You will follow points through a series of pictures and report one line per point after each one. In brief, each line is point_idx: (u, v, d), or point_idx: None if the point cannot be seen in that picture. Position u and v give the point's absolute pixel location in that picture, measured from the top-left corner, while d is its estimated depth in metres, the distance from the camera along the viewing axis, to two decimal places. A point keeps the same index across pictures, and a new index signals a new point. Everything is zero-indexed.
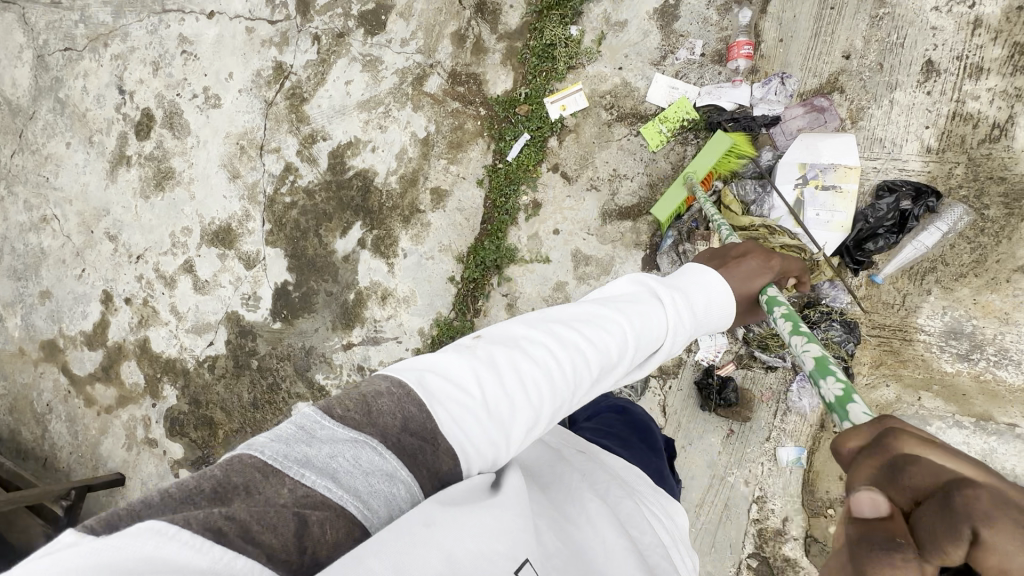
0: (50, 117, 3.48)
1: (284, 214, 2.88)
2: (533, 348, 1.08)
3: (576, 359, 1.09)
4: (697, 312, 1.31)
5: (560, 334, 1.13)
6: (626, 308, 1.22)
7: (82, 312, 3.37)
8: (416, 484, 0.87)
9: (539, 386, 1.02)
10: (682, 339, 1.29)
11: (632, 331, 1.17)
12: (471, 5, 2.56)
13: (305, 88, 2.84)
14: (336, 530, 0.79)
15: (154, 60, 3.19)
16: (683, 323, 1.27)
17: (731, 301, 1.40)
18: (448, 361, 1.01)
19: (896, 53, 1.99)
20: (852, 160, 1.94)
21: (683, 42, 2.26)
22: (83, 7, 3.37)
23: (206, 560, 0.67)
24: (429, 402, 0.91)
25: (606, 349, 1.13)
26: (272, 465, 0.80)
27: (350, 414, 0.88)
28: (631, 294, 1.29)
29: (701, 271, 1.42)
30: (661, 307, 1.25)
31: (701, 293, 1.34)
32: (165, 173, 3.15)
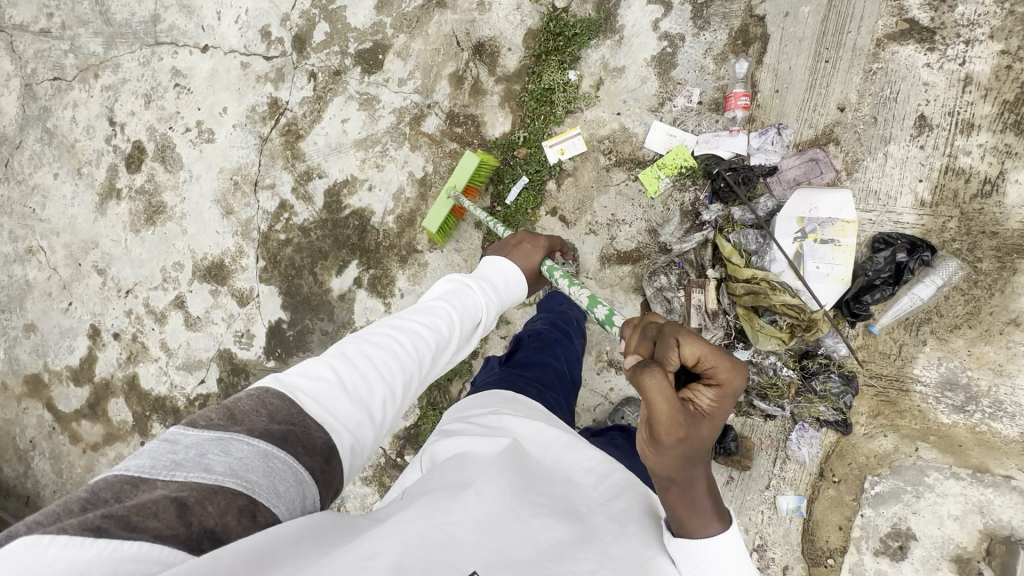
0: (37, 147, 3.42)
1: (278, 251, 2.85)
2: (377, 338, 1.29)
3: (416, 338, 1.33)
4: (501, 289, 1.68)
5: (399, 324, 1.36)
6: (451, 299, 1.49)
7: (68, 347, 3.29)
8: (293, 459, 0.97)
9: (389, 365, 1.24)
10: (493, 313, 1.60)
11: (455, 312, 1.45)
12: (469, 47, 2.57)
13: (301, 125, 2.82)
14: (221, 505, 0.85)
15: (146, 92, 3.15)
16: (490, 304, 1.60)
17: (521, 274, 1.78)
18: (299, 365, 1.18)
19: (890, 107, 2.02)
20: (848, 214, 1.95)
21: (680, 89, 2.28)
22: (73, 38, 3.33)
23: (91, 551, 0.70)
24: (289, 395, 1.07)
25: (438, 328, 1.39)
26: (143, 476, 0.86)
27: (213, 421, 0.97)
28: (449, 291, 1.55)
29: (493, 260, 1.78)
30: (476, 293, 1.57)
31: (501, 276, 1.72)
32: (156, 207, 3.10)
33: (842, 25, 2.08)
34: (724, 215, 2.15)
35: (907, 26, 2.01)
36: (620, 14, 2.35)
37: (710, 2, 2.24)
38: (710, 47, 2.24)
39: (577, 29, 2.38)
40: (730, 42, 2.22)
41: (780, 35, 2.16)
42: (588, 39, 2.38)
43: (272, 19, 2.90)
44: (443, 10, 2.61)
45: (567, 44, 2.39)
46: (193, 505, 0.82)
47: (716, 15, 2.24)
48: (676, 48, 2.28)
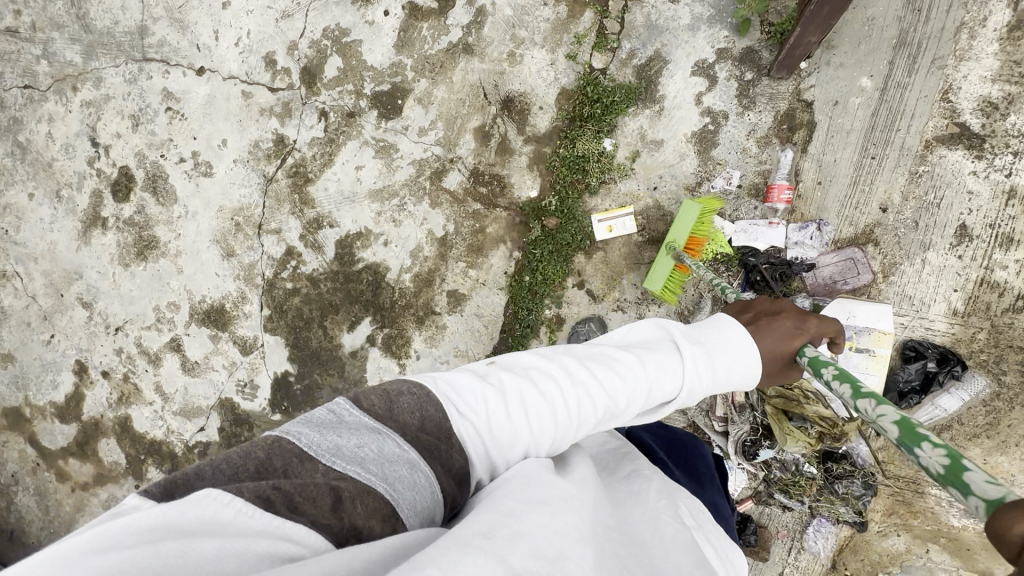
0: (6, 161, 3.09)
1: (284, 300, 2.70)
2: (542, 378, 1.08)
3: (580, 399, 1.05)
4: (718, 372, 1.12)
5: (574, 370, 1.10)
6: (646, 360, 1.11)
7: (52, 381, 3.10)
8: (433, 476, 0.93)
9: (542, 418, 1.02)
10: (696, 395, 1.14)
11: (642, 380, 1.08)
12: (497, 101, 2.42)
13: (310, 167, 2.64)
14: (369, 508, 0.84)
15: (133, 113, 2.88)
16: (701, 383, 1.12)
17: (757, 360, 1.15)
18: (457, 374, 1.08)
19: (932, 212, 2.00)
20: (886, 325, 1.98)
21: (720, 170, 2.19)
22: (45, 42, 2.99)
23: (259, 522, 0.74)
24: (444, 404, 1.00)
25: (615, 395, 1.07)
26: (309, 453, 0.89)
27: (374, 406, 0.97)
28: (647, 342, 1.18)
29: (726, 322, 1.20)
30: (680, 363, 1.11)
31: (725, 357, 1.13)
32: (148, 241, 2.89)
33: (891, 122, 2.03)
34: None
35: (957, 130, 1.97)
36: (661, 84, 2.24)
37: (757, 80, 2.15)
38: (754, 128, 2.15)
39: (615, 96, 2.25)
40: (776, 126, 2.13)
41: (828, 125, 2.09)
42: (626, 107, 2.26)
43: (278, 46, 2.66)
44: (470, 57, 2.43)
45: (604, 111, 2.26)
46: (347, 502, 0.83)
47: (763, 95, 2.14)
48: (719, 126, 2.19)
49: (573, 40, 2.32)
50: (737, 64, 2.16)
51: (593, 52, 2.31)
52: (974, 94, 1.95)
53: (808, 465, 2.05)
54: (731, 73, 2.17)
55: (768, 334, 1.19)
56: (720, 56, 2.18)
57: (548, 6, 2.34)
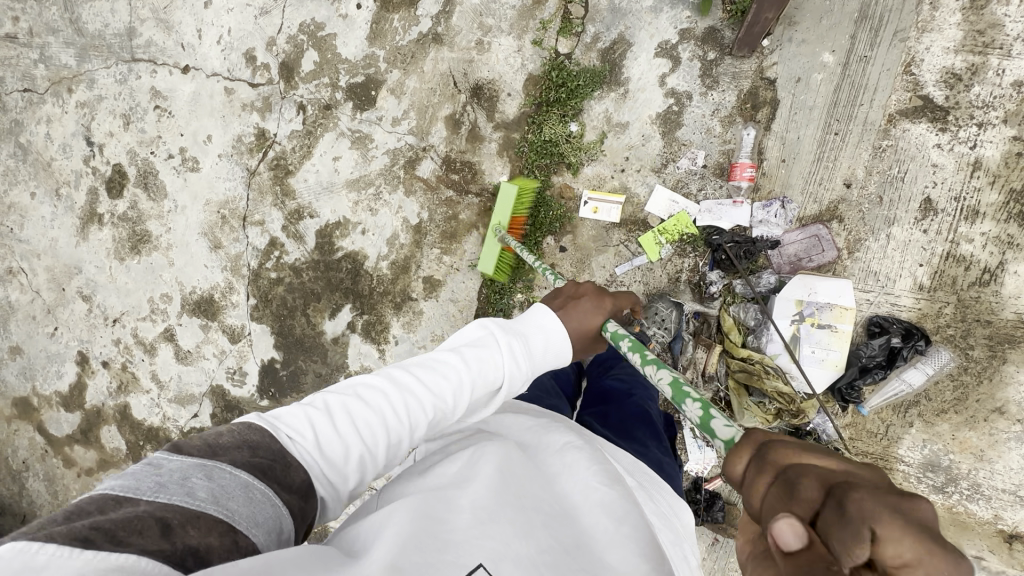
0: (10, 162, 3.24)
1: (269, 290, 2.79)
2: (374, 392, 1.16)
3: (409, 403, 1.16)
4: (535, 356, 1.26)
5: (400, 380, 1.20)
6: (465, 356, 1.23)
7: (56, 372, 3.25)
8: (272, 493, 0.93)
9: (372, 428, 1.11)
10: (521, 380, 1.25)
11: (464, 376, 1.19)
12: (467, 89, 2.46)
13: (290, 160, 2.71)
14: (203, 529, 0.82)
15: (124, 112, 2.99)
16: (520, 369, 1.24)
17: (570, 336, 1.31)
18: (299, 403, 1.13)
19: (896, 187, 1.99)
20: (846, 301, 1.98)
21: (685, 151, 2.20)
22: (42, 46, 3.11)
23: (79, 559, 0.68)
24: (274, 433, 1.03)
25: (439, 393, 1.18)
26: (126, 495, 0.83)
27: (200, 447, 0.95)
28: (473, 340, 1.27)
29: (539, 310, 1.35)
30: (497, 354, 1.23)
31: (540, 339, 1.28)
32: (141, 236, 3.00)
33: (855, 96, 2.01)
34: (725, 285, 2.14)
35: (920, 103, 1.96)
36: (626, 66, 2.25)
37: (719, 59, 2.15)
38: (718, 108, 2.15)
39: (580, 80, 2.27)
40: (739, 105, 2.13)
41: (791, 102, 2.08)
42: (591, 91, 2.28)
43: (257, 42, 2.73)
44: (440, 46, 2.47)
45: (569, 96, 2.29)
46: (176, 528, 0.80)
47: (726, 75, 2.14)
48: (682, 107, 2.19)
49: (539, 26, 2.34)
50: (700, 43, 2.16)
51: (558, 37, 2.33)
52: (938, 66, 1.93)
53: None
54: (694, 53, 2.17)
55: (574, 316, 1.35)
56: (683, 37, 2.18)
57: None
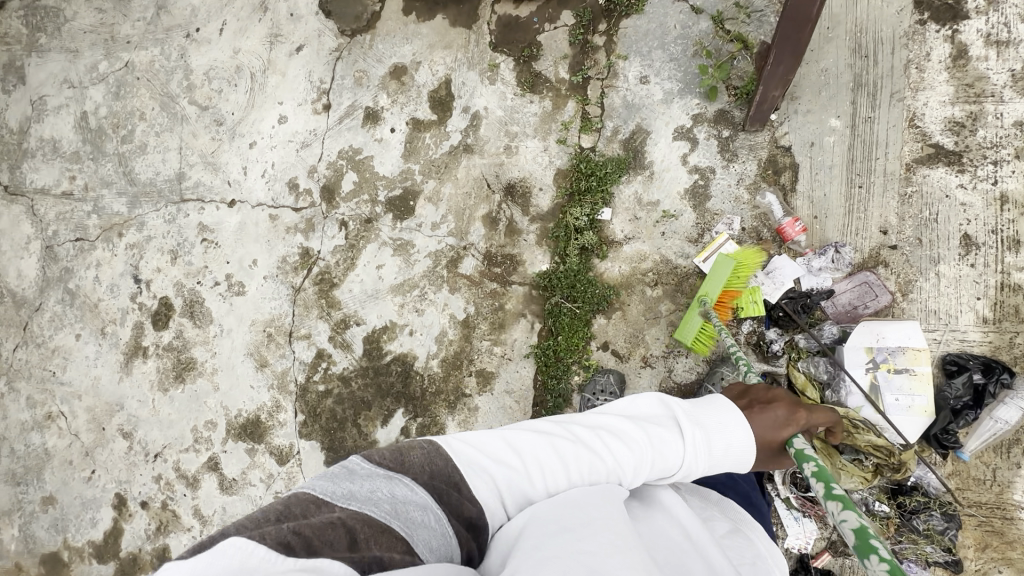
0: (58, 308, 3.35)
1: (318, 404, 2.75)
2: (562, 445, 1.27)
3: (592, 459, 1.25)
4: (714, 454, 1.32)
5: (587, 436, 1.31)
6: (651, 434, 1.32)
7: (90, 519, 3.09)
8: (445, 518, 1.10)
9: (555, 467, 1.23)
10: (697, 469, 1.32)
11: (645, 444, 1.30)
12: (500, 189, 2.63)
13: (335, 273, 2.81)
14: (384, 544, 1.00)
15: (172, 248, 3.15)
16: (698, 463, 1.32)
17: (752, 444, 1.35)
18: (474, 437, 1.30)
19: (932, 228, 2.07)
20: (917, 342, 1.97)
21: (719, 219, 2.31)
22: (96, 199, 3.37)
23: (283, 565, 0.89)
24: (457, 464, 1.21)
25: (620, 460, 1.26)
26: (324, 498, 1.07)
27: (389, 462, 1.18)
28: (651, 415, 1.39)
29: (720, 403, 1.42)
30: (681, 444, 1.31)
31: (721, 438, 1.34)
32: (186, 364, 3.02)
33: (869, 153, 2.16)
34: (788, 341, 2.13)
35: (933, 151, 2.10)
36: (647, 152, 2.44)
37: (734, 135, 2.33)
38: (742, 177, 2.30)
39: (607, 168, 2.44)
40: (761, 172, 2.28)
41: (810, 164, 2.23)
42: (619, 177, 2.44)
43: (299, 172, 2.97)
44: (471, 155, 2.69)
45: (599, 183, 2.44)
46: (362, 541, 0.98)
47: (743, 148, 2.31)
48: (708, 180, 2.34)
49: (561, 127, 2.57)
50: (713, 124, 2.36)
51: (580, 134, 2.55)
52: (939, 117, 2.10)
53: (879, 503, 1.92)
54: (710, 133, 2.36)
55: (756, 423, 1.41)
56: (696, 121, 2.39)
57: (534, 103, 2.63)
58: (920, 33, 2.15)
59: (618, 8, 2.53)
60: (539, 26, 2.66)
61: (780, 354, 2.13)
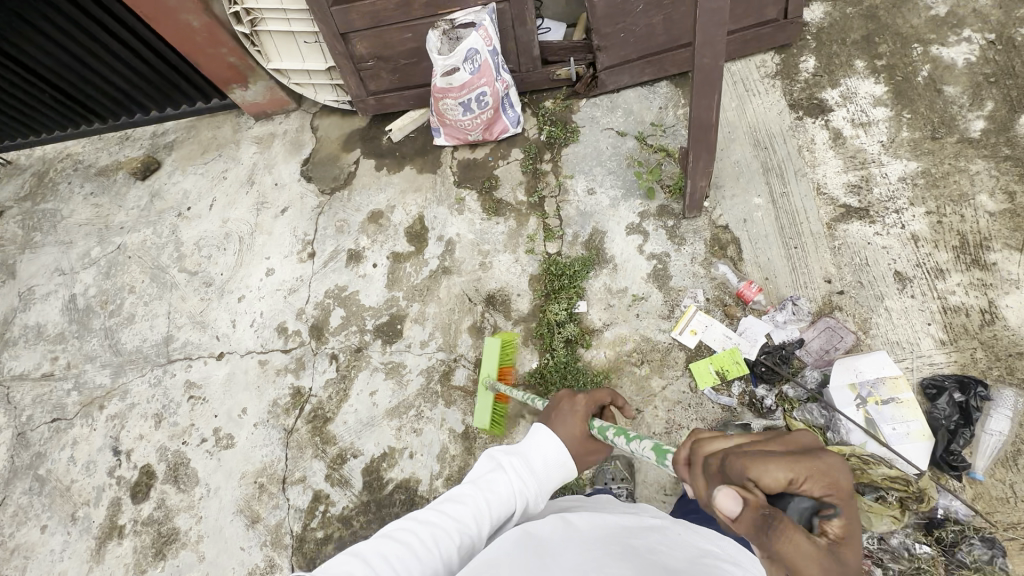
0: (23, 499, 3.10)
1: (316, 554, 2.53)
2: (401, 535, 1.34)
3: (438, 535, 1.34)
4: (537, 471, 1.49)
5: (428, 516, 1.39)
6: (486, 483, 1.45)
7: None
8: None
9: (427, 542, 1.32)
10: (532, 495, 1.47)
11: (483, 499, 1.41)
12: (481, 300, 2.82)
13: (328, 407, 2.80)
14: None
15: (157, 411, 3.09)
16: (528, 486, 1.47)
17: (565, 448, 1.54)
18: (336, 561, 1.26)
19: (867, 270, 2.34)
20: (892, 371, 2.12)
21: (684, 294, 2.53)
22: (78, 375, 3.35)
23: None
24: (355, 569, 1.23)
25: (463, 520, 1.38)
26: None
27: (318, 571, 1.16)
28: (484, 470, 1.51)
29: (536, 430, 1.58)
30: (506, 476, 1.47)
31: (538, 455, 1.52)
32: (167, 536, 2.77)
33: (794, 220, 2.51)
34: (778, 394, 2.22)
35: (844, 209, 2.47)
36: (607, 247, 2.73)
37: (678, 222, 2.67)
38: (694, 256, 2.58)
39: (575, 267, 2.70)
40: (710, 248, 2.57)
41: (749, 236, 2.54)
42: (587, 272, 2.70)
43: (288, 316, 3.10)
44: (450, 275, 2.92)
45: (570, 280, 2.68)
46: None
47: (689, 231, 2.63)
48: (666, 263, 2.61)
49: (528, 239, 2.88)
50: (658, 217, 2.71)
51: (545, 242, 2.85)
52: (839, 183, 2.52)
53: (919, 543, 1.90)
54: (657, 224, 2.70)
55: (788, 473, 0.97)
56: (643, 216, 2.74)
57: (500, 223, 2.96)
58: (800, 126, 2.67)
59: (558, 141, 3.04)
60: (495, 163, 3.12)
61: (775, 408, 2.21)
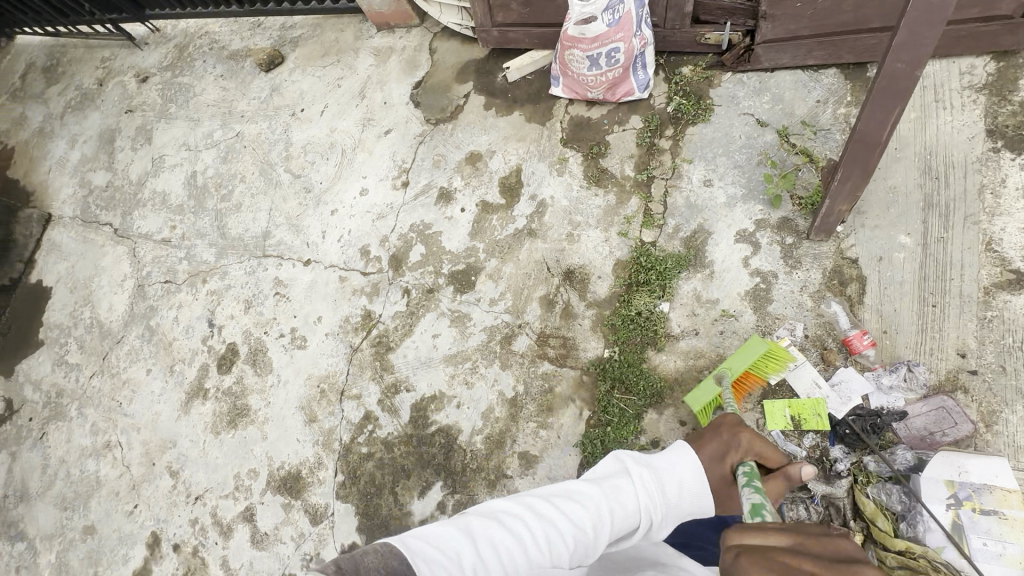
0: (136, 343, 3.62)
1: (358, 466, 2.76)
2: (510, 520, 1.31)
3: (550, 532, 1.28)
4: (666, 492, 1.40)
5: (538, 508, 1.34)
6: (606, 485, 1.39)
7: (123, 555, 3.12)
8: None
9: (516, 551, 1.24)
10: (658, 514, 1.38)
11: (604, 505, 1.34)
12: (560, 273, 2.72)
13: (392, 338, 2.93)
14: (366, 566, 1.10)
15: (248, 298, 3.39)
16: (656, 505, 1.38)
17: (705, 481, 1.43)
18: (434, 527, 1.28)
19: (1017, 355, 1.97)
20: (1007, 482, 1.81)
21: (780, 323, 2.28)
22: (189, 247, 3.72)
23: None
24: (415, 558, 1.16)
25: (582, 523, 1.30)
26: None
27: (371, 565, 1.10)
28: (610, 471, 1.45)
29: (679, 447, 1.51)
30: (633, 486, 1.39)
31: (673, 475, 1.43)
32: (240, 410, 3.14)
33: (942, 273, 2.12)
34: (855, 463, 2.01)
35: (1013, 276, 2.04)
36: (708, 251, 2.49)
37: (798, 242, 2.35)
38: (806, 285, 2.28)
39: (667, 264, 2.50)
40: (826, 281, 2.26)
41: (878, 279, 2.20)
42: (678, 272, 2.49)
43: (372, 239, 3.19)
44: (534, 239, 2.83)
45: (658, 277, 2.50)
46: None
47: (807, 256, 2.32)
48: (770, 284, 2.34)
49: (623, 220, 2.68)
50: (776, 230, 2.40)
51: (641, 229, 2.64)
52: (1018, 242, 2.06)
53: None
54: (773, 239, 2.40)
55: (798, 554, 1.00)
56: (759, 226, 2.43)
57: (598, 195, 2.77)
58: (993, 160, 2.17)
59: (686, 117, 2.71)
60: (609, 127, 2.86)
61: (847, 475, 1.99)
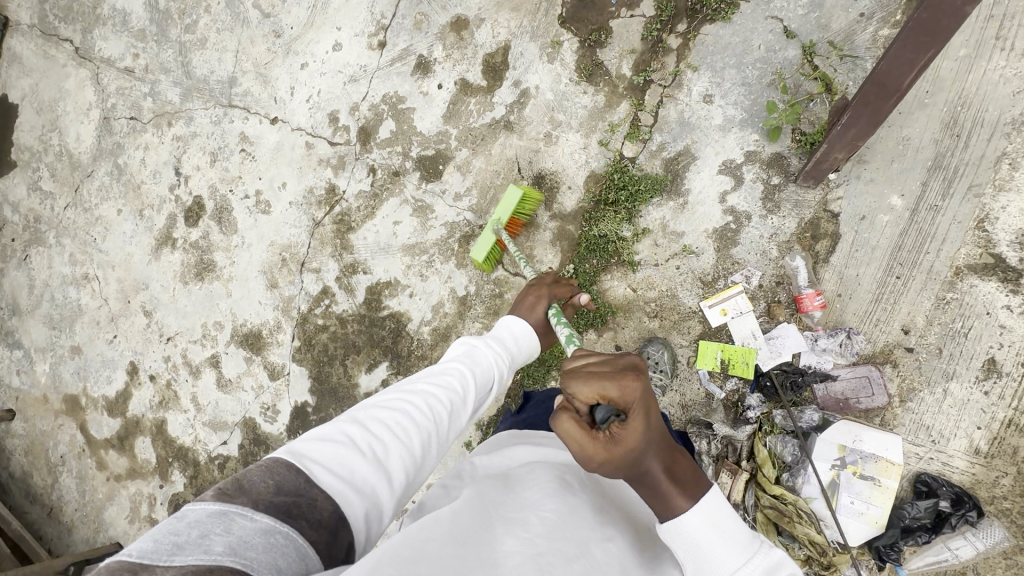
0: (106, 180, 3.55)
1: (314, 335, 2.90)
2: (392, 402, 1.32)
3: (432, 400, 1.34)
4: (509, 350, 1.65)
5: (411, 386, 1.39)
6: (460, 358, 1.51)
7: (107, 377, 3.45)
8: (300, 535, 0.95)
9: (404, 428, 1.24)
10: (506, 369, 1.60)
11: (467, 370, 1.47)
12: (530, 176, 2.55)
13: (354, 217, 2.85)
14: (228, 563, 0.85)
15: (213, 150, 3.23)
16: (504, 363, 1.58)
17: (534, 336, 1.75)
18: (319, 429, 1.20)
19: (958, 341, 1.99)
20: (893, 455, 2.02)
21: (739, 268, 2.20)
22: (153, 83, 3.44)
23: (177, 539, 0.85)
24: (301, 463, 1.07)
25: (453, 388, 1.41)
26: (144, 561, 0.82)
27: (231, 493, 0.95)
28: (462, 349, 1.56)
29: (508, 320, 1.76)
30: (484, 353, 1.56)
31: (510, 336, 1.69)
32: (206, 265, 3.20)
33: (920, 246, 2.01)
34: (765, 413, 2.13)
35: (991, 261, 1.97)
36: (688, 178, 2.29)
37: (783, 185, 2.16)
38: (777, 233, 2.15)
39: (641, 185, 2.32)
40: (799, 233, 2.13)
41: (852, 240, 2.07)
42: (650, 197, 2.32)
43: (342, 105, 2.93)
44: (510, 133, 2.59)
45: (628, 198, 2.33)
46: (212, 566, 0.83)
47: (788, 201, 2.15)
48: (740, 226, 2.20)
49: (607, 128, 2.42)
50: (765, 167, 2.19)
51: (625, 140, 2.40)
52: (1012, 227, 1.95)
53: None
54: (758, 176, 2.20)
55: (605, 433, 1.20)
56: (748, 158, 2.22)
57: (587, 94, 2.47)
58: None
59: (704, 10, 2.29)
60: (615, 10, 2.43)
61: (754, 422, 2.14)
